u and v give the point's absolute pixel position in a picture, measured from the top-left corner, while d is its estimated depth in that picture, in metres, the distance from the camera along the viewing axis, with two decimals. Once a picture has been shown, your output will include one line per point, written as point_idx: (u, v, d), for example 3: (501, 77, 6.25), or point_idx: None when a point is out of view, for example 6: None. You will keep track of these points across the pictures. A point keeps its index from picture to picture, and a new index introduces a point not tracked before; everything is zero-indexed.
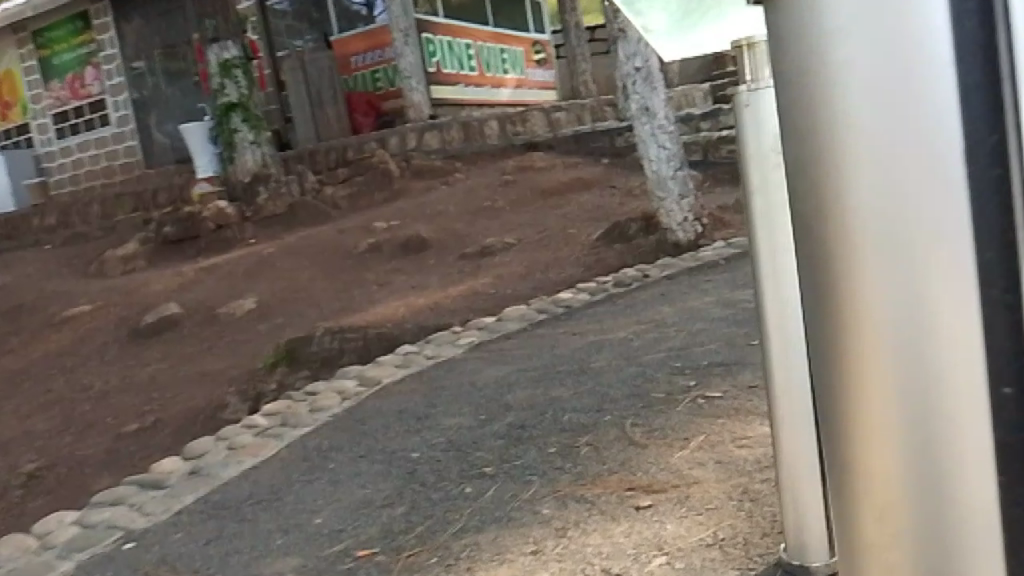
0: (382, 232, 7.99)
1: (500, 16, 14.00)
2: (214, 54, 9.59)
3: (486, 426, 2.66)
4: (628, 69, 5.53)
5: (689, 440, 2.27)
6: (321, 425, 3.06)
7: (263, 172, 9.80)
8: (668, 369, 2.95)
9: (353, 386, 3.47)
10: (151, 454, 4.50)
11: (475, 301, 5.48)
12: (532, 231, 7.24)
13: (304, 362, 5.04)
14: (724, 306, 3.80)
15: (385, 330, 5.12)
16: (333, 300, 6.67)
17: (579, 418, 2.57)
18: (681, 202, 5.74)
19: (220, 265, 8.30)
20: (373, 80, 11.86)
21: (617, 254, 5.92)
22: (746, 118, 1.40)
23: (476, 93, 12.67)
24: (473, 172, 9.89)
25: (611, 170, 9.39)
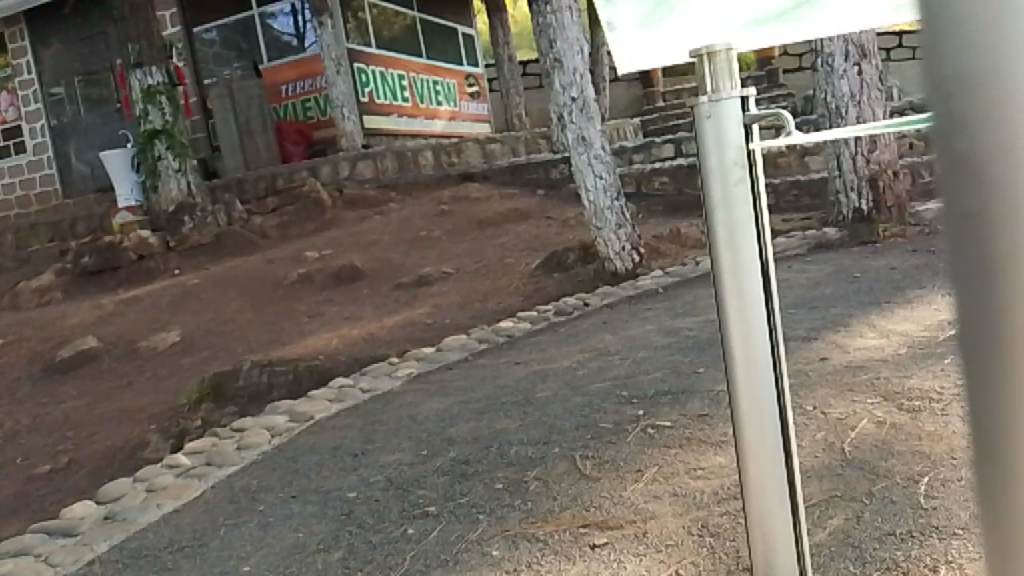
0: (314, 262, 7.79)
1: (434, 47, 13.97)
2: (138, 80, 9.30)
3: (427, 462, 2.51)
4: (563, 99, 5.51)
5: (643, 471, 2.17)
6: (249, 465, 2.86)
7: (188, 200, 9.42)
8: (616, 399, 2.85)
9: (284, 421, 3.28)
10: (61, 498, 4.17)
11: (412, 331, 5.34)
12: (469, 260, 7.15)
13: (231, 397, 4.80)
14: (668, 333, 3.75)
15: (317, 362, 4.92)
16: (262, 332, 6.40)
17: (526, 451, 2.45)
18: (618, 232, 5.67)
19: (142, 297, 7.95)
20: (304, 108, 11.71)
21: (556, 283, 5.85)
22: (707, 131, 1.29)
23: (410, 123, 12.61)
24: (407, 202, 9.77)
25: (548, 200, 9.38)
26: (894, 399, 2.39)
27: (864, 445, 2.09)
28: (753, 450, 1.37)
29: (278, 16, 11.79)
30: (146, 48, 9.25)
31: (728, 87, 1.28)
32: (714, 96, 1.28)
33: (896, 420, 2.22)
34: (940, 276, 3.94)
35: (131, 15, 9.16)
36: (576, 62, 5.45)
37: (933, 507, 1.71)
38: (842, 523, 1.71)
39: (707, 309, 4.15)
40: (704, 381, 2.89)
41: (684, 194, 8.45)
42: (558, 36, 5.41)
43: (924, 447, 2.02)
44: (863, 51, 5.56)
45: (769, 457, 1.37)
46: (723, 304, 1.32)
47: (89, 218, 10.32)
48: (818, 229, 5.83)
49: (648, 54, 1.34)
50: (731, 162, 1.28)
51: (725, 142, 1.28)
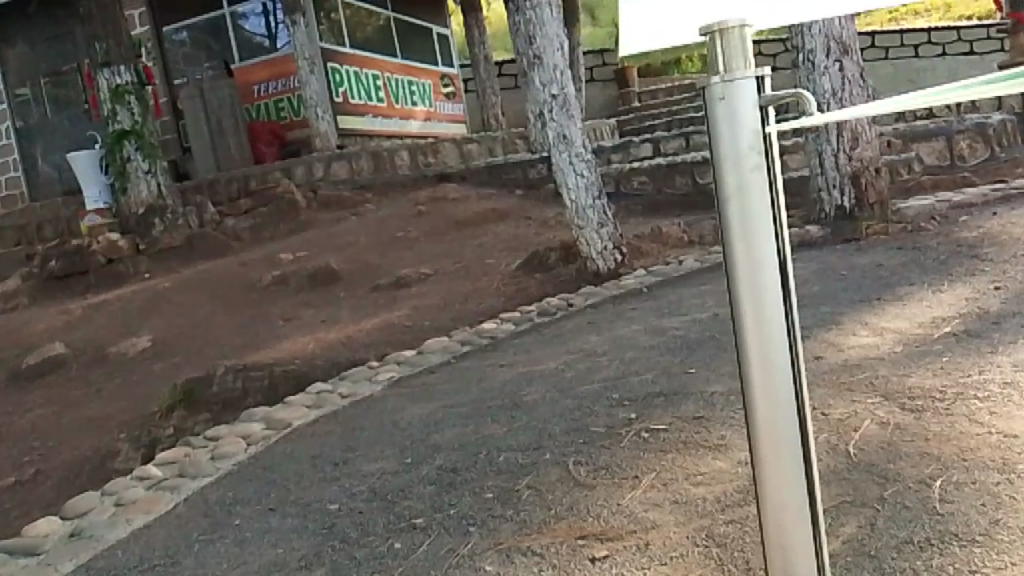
0: (288, 264, 7.63)
1: (409, 47, 13.82)
2: (106, 79, 9.07)
3: (412, 470, 2.40)
4: (543, 97, 5.42)
5: (640, 478, 2.07)
6: (224, 476, 2.73)
7: (159, 203, 9.20)
8: (606, 402, 2.75)
9: (260, 429, 3.14)
10: (27, 511, 4.00)
11: (391, 334, 5.22)
12: (448, 261, 7.04)
13: (204, 404, 4.65)
14: (656, 333, 3.66)
15: (293, 367, 4.78)
16: (235, 336, 6.24)
17: (517, 458, 2.35)
18: (600, 231, 5.57)
19: (111, 302, 7.75)
20: (277, 109, 11.55)
21: (537, 283, 5.75)
22: (719, 118, 0.99)
23: (385, 123, 12.46)
24: (384, 203, 9.63)
25: (526, 200, 9.29)
26: (896, 398, 2.31)
27: (869, 447, 2.01)
28: (778, 528, 1.06)
29: (249, 16, 11.60)
30: (114, 46, 9.01)
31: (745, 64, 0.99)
32: (727, 73, 0.98)
33: (901, 420, 2.15)
34: (928, 273, 3.89)
35: (97, 13, 8.95)
36: (556, 58, 5.37)
37: (951, 512, 1.63)
38: (854, 531, 1.63)
39: (693, 307, 4.07)
40: (697, 382, 2.81)
41: (663, 194, 8.37)
42: (538, 33, 5.37)
43: (933, 447, 1.95)
44: (844, 48, 5.53)
45: (800, 535, 1.05)
46: (740, 333, 1.02)
47: (56, 221, 10.08)
48: (801, 226, 5.75)
49: (659, 24, 1.07)
50: (747, 152, 0.98)
51: (739, 125, 0.98)
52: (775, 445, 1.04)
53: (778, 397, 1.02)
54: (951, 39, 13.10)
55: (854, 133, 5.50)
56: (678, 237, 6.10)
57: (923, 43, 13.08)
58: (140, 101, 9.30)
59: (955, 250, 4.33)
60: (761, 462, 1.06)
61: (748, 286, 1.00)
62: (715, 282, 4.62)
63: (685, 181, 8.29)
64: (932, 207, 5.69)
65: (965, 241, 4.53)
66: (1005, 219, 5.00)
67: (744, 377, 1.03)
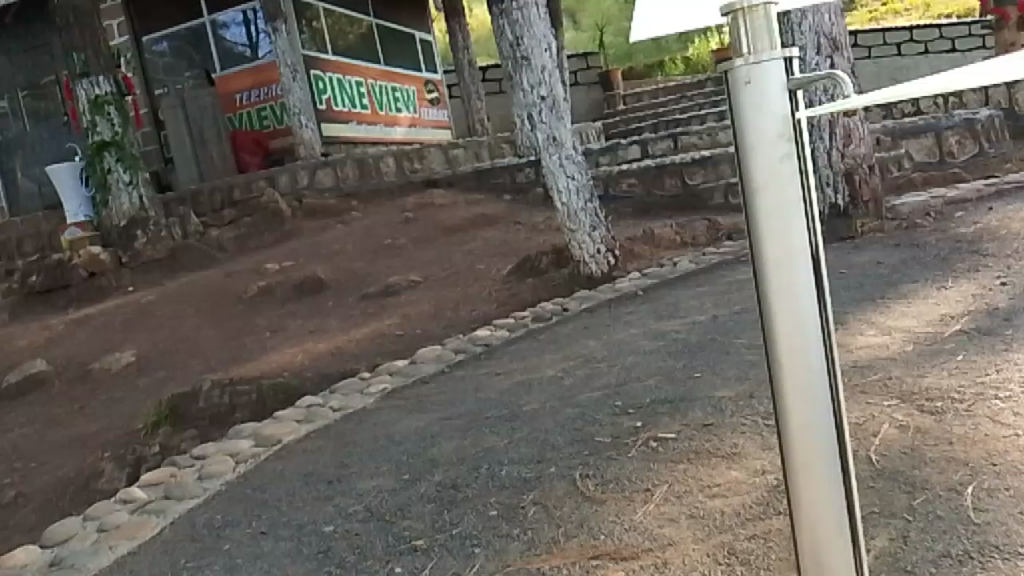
0: (274, 275, 7.50)
1: (392, 53, 13.72)
2: (84, 90, 8.92)
3: (411, 487, 2.29)
4: (531, 98, 5.32)
5: (652, 491, 1.97)
6: (211, 497, 2.60)
7: (141, 214, 9.03)
8: (610, 410, 2.65)
9: (249, 446, 3.02)
10: (7, 537, 3.86)
11: (381, 344, 5.10)
12: (437, 269, 6.92)
13: (190, 419, 4.51)
14: (655, 337, 3.56)
15: (282, 379, 4.66)
16: (221, 349, 6.10)
17: (520, 471, 2.24)
18: (592, 234, 5.48)
19: (94, 317, 7.59)
20: (259, 117, 11.41)
21: (530, 288, 5.64)
22: (744, 107, 0.89)
23: (370, 130, 12.35)
24: (370, 210, 9.51)
25: (514, 205, 9.19)
26: (912, 401, 2.22)
27: (890, 452, 1.92)
28: (817, 575, 0.93)
29: (230, 25, 11.46)
30: (92, 56, 8.90)
31: (770, 46, 0.89)
32: (754, 53, 0.89)
33: (921, 424, 2.05)
34: (930, 270, 3.81)
35: (75, 23, 8.82)
36: (544, 59, 5.29)
37: (988, 522, 1.54)
38: (886, 544, 1.53)
39: (691, 310, 3.97)
40: (702, 386, 2.71)
41: (652, 196, 8.28)
42: (525, 32, 5.26)
43: (959, 452, 1.85)
44: (834, 44, 5.47)
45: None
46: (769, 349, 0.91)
47: (36, 236, 9.90)
48: None
49: (672, 5, 0.97)
50: (777, 138, 0.88)
51: (767, 110, 0.88)
52: (810, 469, 0.92)
53: (812, 414, 0.91)
54: (933, 37, 13.12)
55: (847, 129, 5.40)
56: (671, 238, 6.01)
57: (906, 41, 13.08)
58: (120, 112, 9.14)
59: (955, 246, 4.25)
60: (795, 496, 0.94)
61: (779, 289, 0.90)
62: (711, 283, 4.54)
63: (674, 182, 8.21)
64: (927, 203, 5.63)
65: (963, 237, 4.46)
66: (1002, 214, 4.94)
67: (775, 391, 0.92)
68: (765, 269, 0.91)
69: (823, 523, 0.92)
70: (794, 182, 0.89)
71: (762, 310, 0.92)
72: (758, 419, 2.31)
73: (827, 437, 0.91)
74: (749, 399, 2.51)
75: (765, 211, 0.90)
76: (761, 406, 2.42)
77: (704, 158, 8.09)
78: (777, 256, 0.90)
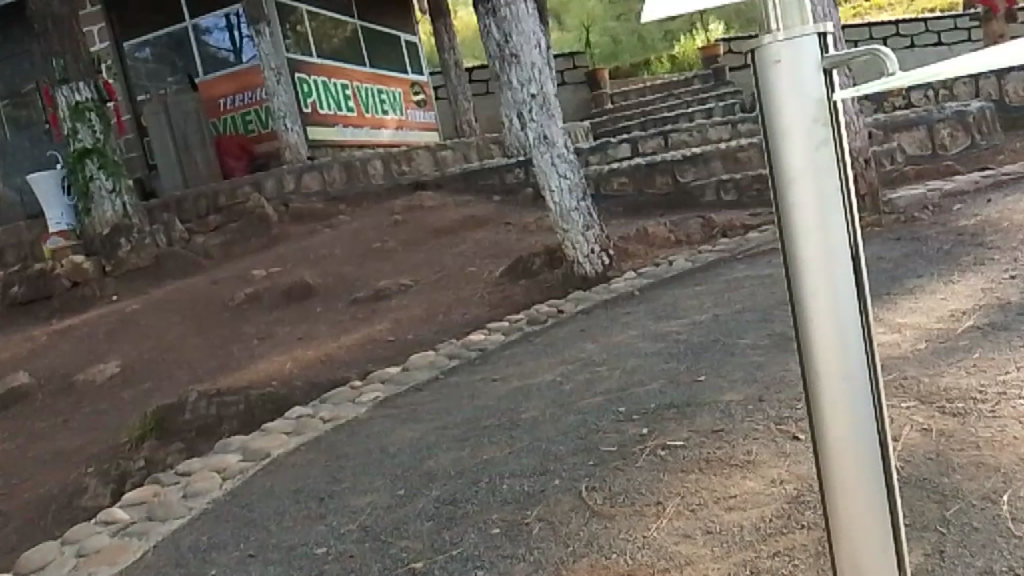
0: (261, 281, 7.36)
1: (377, 55, 13.59)
2: (64, 96, 8.77)
3: (407, 504, 2.17)
4: (521, 96, 5.20)
5: (664, 505, 1.86)
6: (197, 517, 2.48)
7: (124, 222, 8.87)
8: (613, 416, 2.54)
9: (236, 461, 2.89)
10: None
11: (372, 350, 4.97)
12: (428, 272, 6.80)
13: (176, 432, 4.37)
14: (655, 338, 3.44)
15: (270, 388, 4.52)
16: (208, 358, 5.95)
17: (522, 485, 2.13)
18: (586, 234, 5.37)
19: (78, 327, 7.43)
20: (244, 122, 11.29)
21: (523, 290, 5.53)
22: (775, 80, 0.95)
23: (356, 133, 12.21)
24: (358, 213, 9.38)
25: (504, 206, 9.07)
26: (932, 402, 2.12)
27: (914, 458, 1.81)
28: (839, 520, 0.98)
29: (213, 31, 11.35)
30: (72, 62, 8.74)
31: (803, 24, 0.94)
32: (786, 32, 0.94)
33: (944, 427, 1.95)
34: (933, 264, 3.72)
35: (54, 28, 8.65)
36: (534, 56, 5.17)
37: None
38: (922, 560, 1.43)
39: (690, 309, 3.87)
40: (708, 390, 2.60)
41: (643, 194, 8.19)
42: (514, 29, 5.14)
43: (988, 457, 1.75)
44: None
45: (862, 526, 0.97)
46: (796, 306, 0.97)
47: (18, 246, 9.72)
48: None
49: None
50: (807, 112, 0.94)
51: (797, 84, 0.94)
52: (841, 425, 0.96)
53: (840, 373, 0.96)
54: (919, 31, 13.10)
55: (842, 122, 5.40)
56: (666, 237, 5.90)
57: (892, 35, 13.05)
58: (102, 118, 8.98)
59: (957, 239, 4.16)
60: (822, 450, 0.99)
61: (810, 258, 0.95)
62: (709, 281, 4.43)
63: (665, 180, 8.12)
64: (924, 196, 5.54)
65: (965, 230, 4.36)
66: (1002, 206, 4.86)
67: (802, 349, 0.98)
68: (796, 235, 0.96)
69: (852, 476, 0.97)
70: (826, 154, 0.94)
71: (794, 279, 0.97)
72: (772, 424, 2.19)
73: (856, 395, 0.96)
74: (758, 402, 2.40)
75: (795, 179, 0.95)
76: (772, 410, 2.31)
77: (695, 156, 8.00)
78: (806, 222, 0.95)
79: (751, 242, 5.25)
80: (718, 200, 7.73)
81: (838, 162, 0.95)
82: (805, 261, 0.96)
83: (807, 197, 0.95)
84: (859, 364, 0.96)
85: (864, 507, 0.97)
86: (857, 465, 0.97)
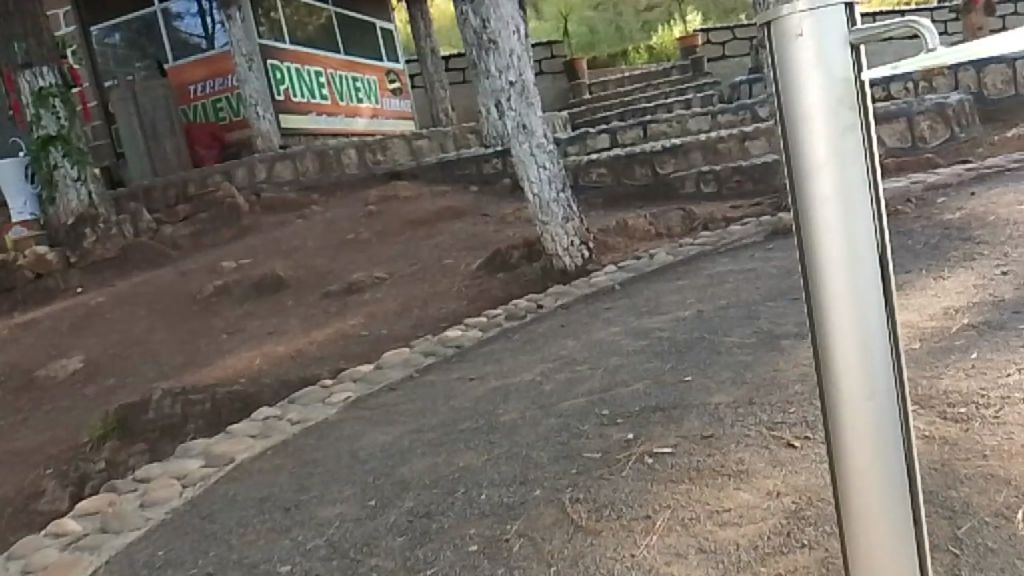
0: (231, 274, 7.17)
1: (351, 42, 13.33)
2: (27, 81, 8.46)
3: (378, 517, 2.03)
4: (499, 83, 5.05)
5: (653, 519, 1.74)
6: (153, 529, 2.32)
7: (90, 212, 8.62)
8: (595, 420, 2.42)
9: (198, 467, 2.74)
10: None
11: (345, 345, 4.82)
12: (403, 264, 6.65)
13: (139, 432, 4.20)
14: (637, 335, 3.33)
15: (238, 387, 4.36)
16: (174, 353, 5.76)
17: (502, 496, 2.00)
18: (565, 226, 5.25)
19: (40, 320, 7.19)
20: (215, 109, 11.00)
21: (501, 284, 5.39)
22: (798, 57, 0.82)
23: (330, 122, 11.99)
24: (332, 204, 9.19)
25: (481, 197, 8.92)
26: (931, 407, 2.02)
27: (920, 469, 1.71)
28: (861, 550, 0.88)
29: (184, 17, 11.08)
30: (35, 46, 8.44)
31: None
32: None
33: (948, 433, 1.85)
34: (920, 258, 3.64)
35: (14, 12, 8.33)
36: (513, 42, 5.02)
37: None
38: None
39: (672, 305, 3.76)
40: (695, 392, 2.48)
41: (622, 185, 8.08)
42: (492, 14, 4.99)
43: (998, 468, 1.67)
44: None
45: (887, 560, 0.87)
46: (816, 314, 0.86)
47: None
48: (774, 213, 5.58)
49: None
50: (830, 94, 0.82)
51: (821, 63, 0.81)
52: (865, 447, 0.86)
53: (866, 389, 0.85)
54: None
55: None
56: (646, 229, 5.79)
57: None
58: (66, 104, 8.70)
59: (943, 233, 4.10)
60: (844, 476, 0.89)
61: (830, 259, 0.84)
62: (691, 276, 4.33)
63: (645, 171, 8.01)
64: (907, 189, 5.47)
65: (950, 224, 4.29)
66: (985, 199, 4.82)
67: (822, 361, 0.87)
68: (817, 237, 0.84)
69: (876, 502, 0.87)
70: (852, 143, 0.82)
71: (813, 283, 0.86)
72: (765, 430, 2.08)
73: (883, 413, 0.86)
74: (749, 405, 2.29)
75: (818, 171, 0.83)
76: (764, 414, 2.21)
77: (674, 147, 7.90)
78: (831, 222, 0.83)
79: (734, 236, 5.15)
80: (698, 192, 7.64)
81: (867, 151, 0.83)
82: (828, 265, 0.84)
83: (833, 193, 0.83)
84: (886, 379, 0.85)
85: (888, 535, 0.87)
86: (881, 489, 0.87)
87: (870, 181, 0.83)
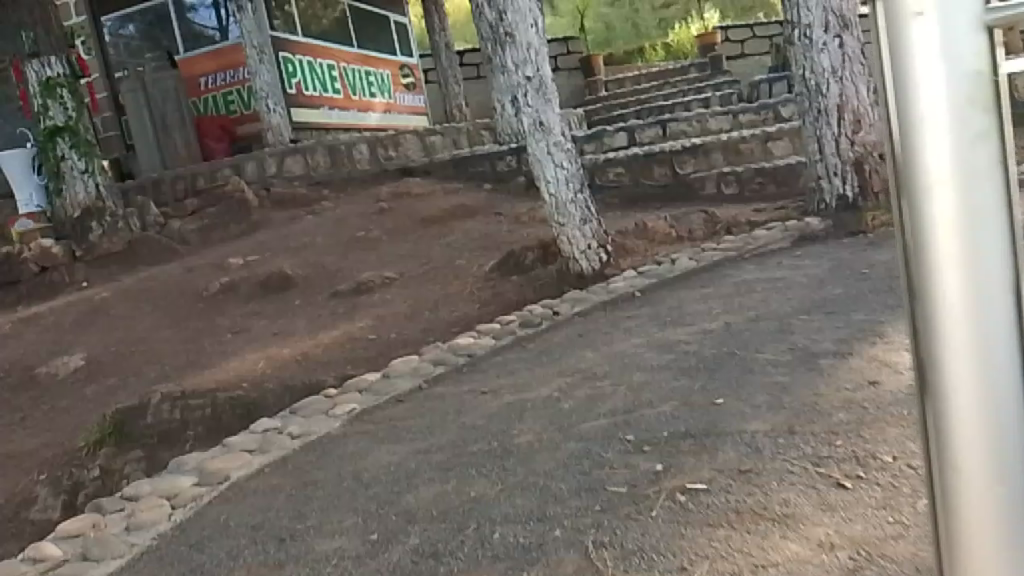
0: (238, 271, 6.99)
1: (365, 36, 13.13)
2: (34, 71, 8.32)
3: (382, 554, 1.85)
4: (516, 79, 4.85)
5: (690, 571, 1.54)
6: (137, 556, 2.14)
7: (97, 205, 8.46)
8: (620, 446, 2.22)
9: (190, 486, 2.55)
10: None
11: (352, 349, 4.63)
12: (413, 264, 6.46)
13: (136, 438, 4.01)
14: (660, 349, 3.13)
15: (240, 392, 4.16)
16: (177, 353, 5.58)
17: (519, 536, 1.80)
18: (582, 228, 5.04)
19: (44, 315, 7.03)
20: (226, 102, 10.85)
21: (515, 287, 5.18)
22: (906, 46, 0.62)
23: (342, 116, 11.81)
24: (343, 201, 9.02)
25: (495, 195, 8.73)
26: None
27: None
28: None
29: (199, 8, 10.82)
30: (42, 35, 8.30)
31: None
32: None
33: None
34: None
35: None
36: (530, 36, 4.81)
37: None
38: None
39: (697, 316, 3.56)
40: (728, 418, 2.28)
41: (640, 185, 7.86)
42: (510, 7, 4.78)
43: None
44: (843, 22, 5.05)
45: None
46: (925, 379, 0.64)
47: None
48: (799, 218, 5.35)
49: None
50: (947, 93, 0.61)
51: (942, 50, 0.61)
52: (989, 554, 0.65)
53: (990, 477, 0.64)
54: None
55: (856, 115, 5.11)
56: (666, 231, 5.57)
57: None
58: (74, 95, 8.56)
59: None
60: None
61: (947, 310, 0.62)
62: (716, 284, 4.12)
63: (664, 172, 7.78)
64: None
65: None
66: None
67: (929, 438, 0.66)
68: (931, 278, 0.63)
69: None
70: (982, 157, 0.61)
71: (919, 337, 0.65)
72: (811, 466, 1.88)
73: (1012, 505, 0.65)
74: (789, 434, 2.09)
75: (933, 195, 0.62)
76: (808, 447, 2.00)
77: (694, 146, 7.69)
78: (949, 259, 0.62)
79: (759, 242, 4.93)
80: (718, 193, 7.42)
81: (1000, 166, 0.62)
82: (943, 317, 0.63)
83: (953, 223, 0.62)
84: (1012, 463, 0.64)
85: None
86: None
87: (1004, 207, 0.62)
